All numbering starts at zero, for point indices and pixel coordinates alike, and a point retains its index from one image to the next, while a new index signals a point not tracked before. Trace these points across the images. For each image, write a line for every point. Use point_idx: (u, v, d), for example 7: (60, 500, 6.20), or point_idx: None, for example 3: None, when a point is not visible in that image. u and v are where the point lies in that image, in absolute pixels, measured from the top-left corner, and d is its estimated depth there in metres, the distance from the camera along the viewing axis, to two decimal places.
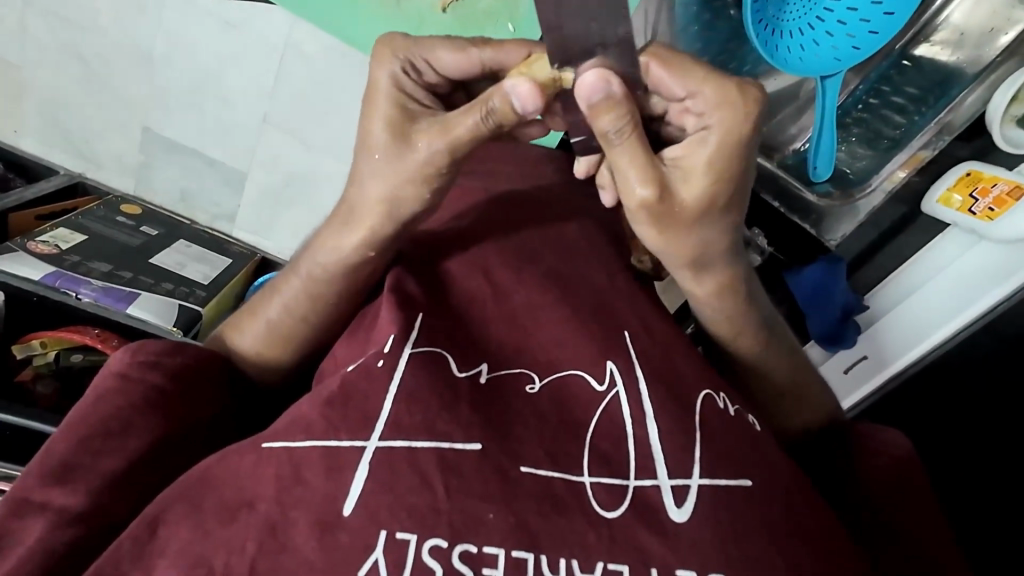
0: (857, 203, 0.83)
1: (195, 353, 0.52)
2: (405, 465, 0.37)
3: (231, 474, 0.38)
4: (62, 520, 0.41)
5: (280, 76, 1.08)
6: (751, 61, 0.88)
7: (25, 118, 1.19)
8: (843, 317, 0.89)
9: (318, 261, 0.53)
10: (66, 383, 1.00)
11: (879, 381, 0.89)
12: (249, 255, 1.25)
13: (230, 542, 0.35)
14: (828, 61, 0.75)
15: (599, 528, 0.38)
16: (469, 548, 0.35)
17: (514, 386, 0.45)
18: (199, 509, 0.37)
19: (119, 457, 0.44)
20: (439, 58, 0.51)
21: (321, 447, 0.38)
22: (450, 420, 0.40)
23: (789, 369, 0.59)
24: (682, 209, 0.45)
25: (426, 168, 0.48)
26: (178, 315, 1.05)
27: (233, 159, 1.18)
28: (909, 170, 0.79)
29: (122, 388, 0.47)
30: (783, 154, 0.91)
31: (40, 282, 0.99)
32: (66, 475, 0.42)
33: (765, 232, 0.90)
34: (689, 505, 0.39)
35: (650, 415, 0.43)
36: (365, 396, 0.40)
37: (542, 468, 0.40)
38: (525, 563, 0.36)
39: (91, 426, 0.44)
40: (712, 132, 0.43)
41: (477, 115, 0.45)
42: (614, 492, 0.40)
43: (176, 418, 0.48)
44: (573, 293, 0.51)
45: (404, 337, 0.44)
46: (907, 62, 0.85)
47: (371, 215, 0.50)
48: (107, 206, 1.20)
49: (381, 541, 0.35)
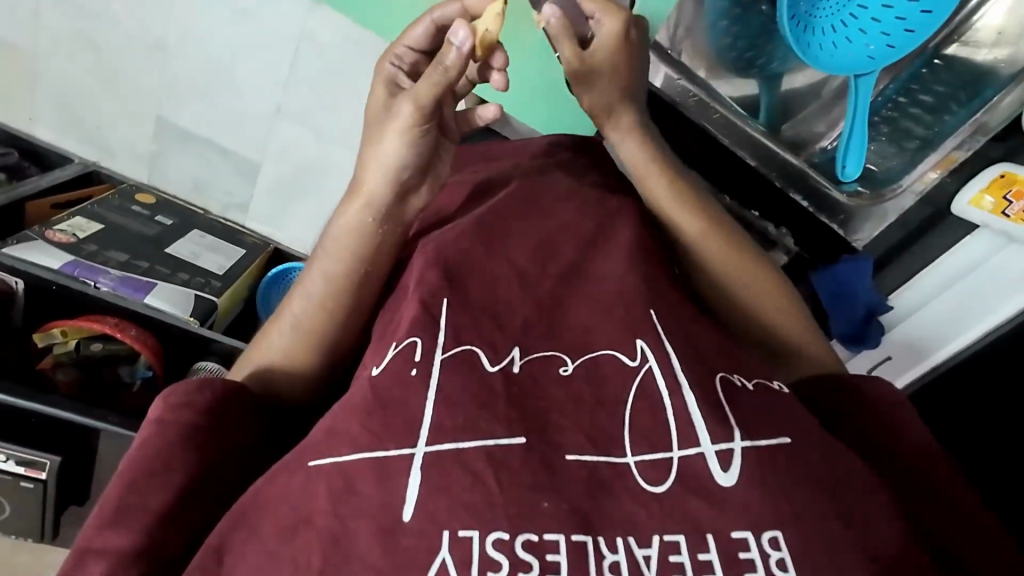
0: (886, 204, 0.82)
1: (223, 387, 0.51)
2: (455, 467, 0.38)
3: (283, 492, 0.39)
4: (122, 561, 0.41)
5: (294, 64, 1.07)
6: (780, 57, 0.86)
7: (37, 106, 1.19)
8: (867, 317, 0.89)
9: (330, 233, 0.56)
10: (87, 371, 1.00)
11: (902, 381, 0.90)
12: (263, 246, 1.25)
13: (295, 559, 0.36)
14: (862, 58, 0.74)
15: (648, 504, 0.38)
16: (531, 537, 0.36)
17: (547, 368, 0.45)
18: (260, 533, 0.38)
19: (163, 494, 0.44)
20: (415, 38, 0.57)
21: (369, 458, 0.38)
22: (492, 418, 0.40)
23: (773, 287, 0.60)
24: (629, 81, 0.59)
25: (407, 124, 0.54)
26: (193, 306, 1.06)
27: (247, 149, 1.18)
28: (940, 171, 0.79)
29: (160, 431, 0.47)
30: (810, 151, 0.92)
31: (59, 271, 0.99)
32: (120, 516, 0.43)
33: (793, 232, 0.90)
34: (736, 468, 0.40)
35: (686, 386, 0.43)
36: (402, 405, 0.41)
37: (587, 453, 0.40)
38: (586, 546, 0.36)
39: (136, 468, 0.45)
40: (637, 27, 0.58)
41: (432, 73, 0.52)
42: (659, 465, 0.40)
43: (213, 449, 0.48)
44: (610, 291, 0.50)
45: (431, 344, 0.44)
46: (938, 62, 0.85)
47: (371, 181, 0.55)
48: (122, 195, 1.20)
49: (446, 542, 0.35)
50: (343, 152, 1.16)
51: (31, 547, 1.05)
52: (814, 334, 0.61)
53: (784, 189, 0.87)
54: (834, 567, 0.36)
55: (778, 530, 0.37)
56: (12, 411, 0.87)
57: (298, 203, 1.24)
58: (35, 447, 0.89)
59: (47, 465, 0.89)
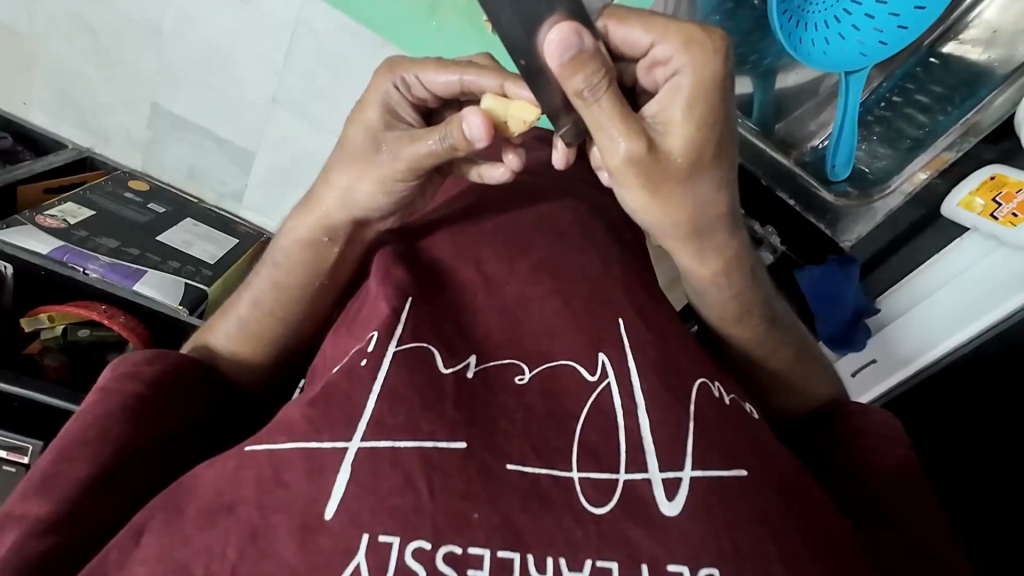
0: (875, 204, 0.82)
1: (176, 360, 0.52)
2: (387, 465, 0.37)
3: (211, 476, 0.39)
4: (39, 529, 0.39)
5: (291, 51, 1.05)
6: (773, 53, 0.86)
7: (34, 90, 1.18)
8: (854, 319, 0.88)
9: (281, 246, 0.56)
10: (74, 357, 1.01)
11: (886, 386, 0.88)
12: (256, 236, 1.25)
13: (209, 548, 0.35)
14: (855, 55, 0.73)
15: (586, 523, 0.37)
16: (455, 550, 0.35)
17: (503, 377, 0.44)
18: (182, 515, 0.37)
19: (89, 466, 0.43)
20: (430, 77, 0.51)
21: (302, 448, 0.38)
22: (433, 419, 0.39)
23: (781, 331, 0.57)
24: (669, 161, 0.44)
25: (387, 173, 0.51)
26: (184, 293, 1.05)
27: (243, 139, 1.17)
28: (930, 171, 0.78)
29: (102, 398, 0.47)
30: (801, 150, 0.90)
31: (47, 256, 0.98)
32: (44, 486, 0.42)
33: (779, 232, 0.89)
34: (681, 498, 0.38)
35: (642, 408, 0.42)
36: (346, 398, 0.40)
37: (529, 463, 0.39)
38: (512, 563, 0.35)
39: (72, 435, 0.45)
40: (683, 73, 0.42)
41: (435, 139, 0.47)
42: (603, 486, 0.39)
43: (150, 424, 0.48)
44: (565, 290, 0.50)
45: (389, 335, 0.44)
46: (934, 60, 0.84)
47: (326, 199, 0.54)
48: (115, 181, 1.19)
49: (364, 545, 0.34)
50: (337, 144, 1.15)
51: None
52: (831, 376, 0.61)
53: (772, 188, 0.86)
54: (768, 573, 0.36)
55: (716, 568, 0.36)
56: None
57: (293, 191, 1.22)
58: (18, 430, 0.89)
59: (29, 450, 0.89)
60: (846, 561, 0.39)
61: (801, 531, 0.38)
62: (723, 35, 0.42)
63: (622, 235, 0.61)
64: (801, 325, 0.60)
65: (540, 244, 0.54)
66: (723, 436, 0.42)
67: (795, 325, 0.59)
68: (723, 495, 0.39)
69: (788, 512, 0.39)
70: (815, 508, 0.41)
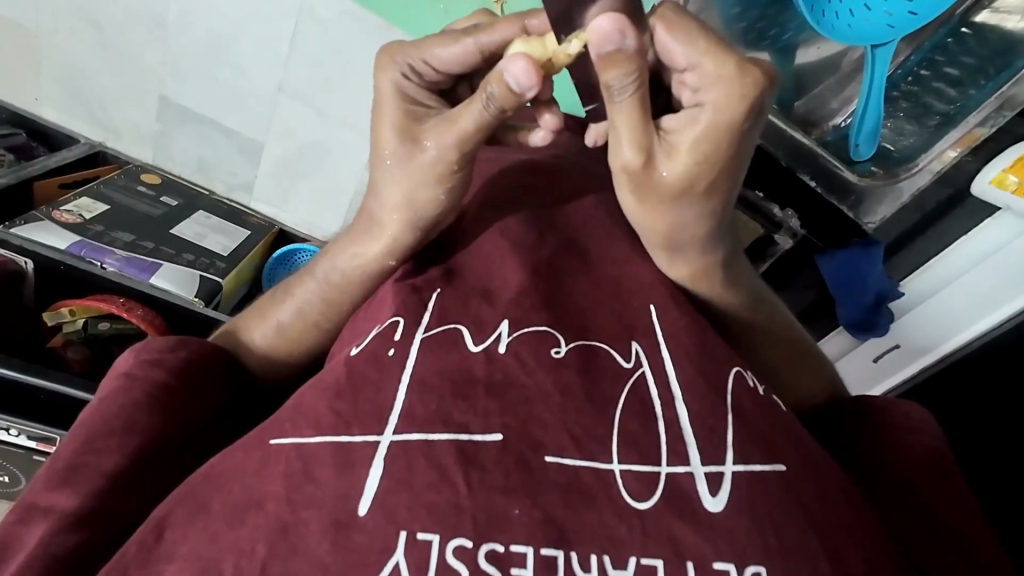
0: (902, 183, 0.78)
1: (199, 348, 0.53)
2: (422, 460, 0.37)
3: (237, 470, 0.39)
4: (63, 525, 0.40)
5: (294, 39, 1.04)
6: (794, 27, 0.82)
7: (43, 85, 1.18)
8: (877, 304, 0.87)
9: (336, 265, 0.56)
10: (97, 349, 1.03)
11: (912, 370, 0.89)
12: (267, 227, 1.26)
13: (239, 545, 0.35)
14: (881, 27, 0.70)
15: (629, 519, 0.37)
16: (496, 548, 0.35)
17: (538, 350, 0.43)
18: (209, 511, 0.38)
19: (115, 458, 0.44)
20: (437, 55, 0.51)
21: (332, 442, 0.38)
22: (467, 411, 0.39)
23: (777, 347, 0.56)
24: (664, 181, 0.46)
25: (438, 166, 0.50)
26: (199, 286, 1.07)
27: (250, 130, 1.17)
28: (961, 149, 0.75)
29: (124, 387, 0.47)
30: (823, 129, 0.87)
31: (65, 251, 1.01)
32: (70, 476, 0.42)
33: (801, 215, 0.86)
34: (725, 493, 0.38)
35: (679, 398, 0.42)
36: (375, 390, 0.41)
37: (567, 456, 0.38)
38: (555, 561, 0.35)
39: (95, 426, 0.45)
40: (705, 109, 0.43)
41: (479, 104, 0.47)
42: (645, 480, 0.38)
43: (175, 416, 0.48)
44: (589, 281, 0.49)
45: (414, 321, 0.45)
46: (966, 30, 0.79)
47: (390, 224, 0.53)
48: (128, 175, 1.21)
49: (402, 543, 0.34)
50: (345, 134, 1.14)
51: None
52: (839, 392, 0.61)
53: (793, 169, 0.82)
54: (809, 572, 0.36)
55: (762, 566, 0.35)
56: (19, 389, 0.89)
57: (305, 182, 1.23)
58: (46, 422, 0.91)
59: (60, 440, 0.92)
60: (882, 552, 0.38)
61: (841, 523, 0.38)
62: (776, 72, 0.43)
63: None
64: (813, 344, 0.59)
65: (563, 230, 0.54)
66: (757, 426, 0.41)
67: (801, 329, 0.59)
68: (760, 485, 0.38)
69: (827, 508, 0.38)
70: (852, 498, 0.40)
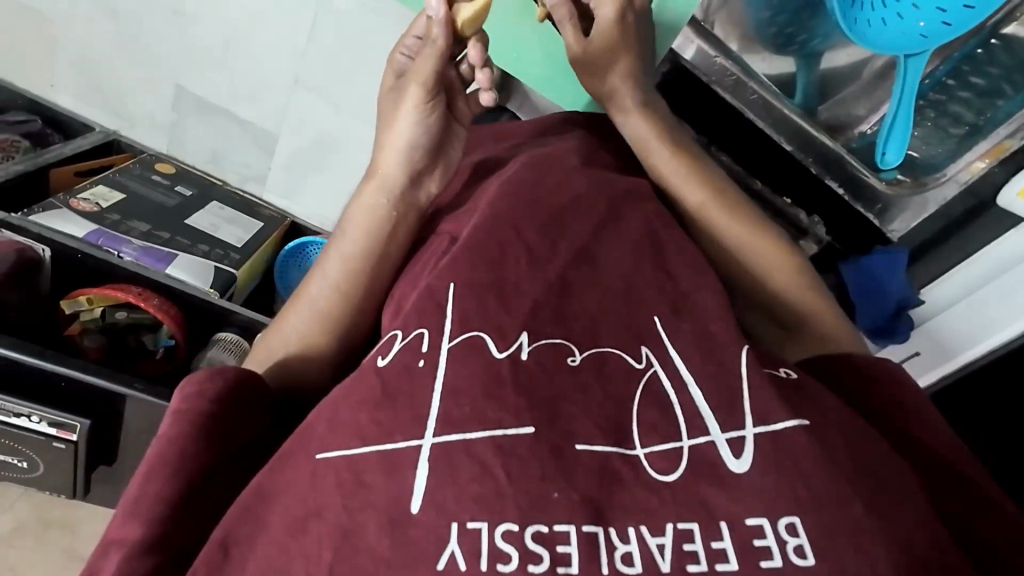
0: (927, 193, 0.80)
1: (237, 374, 0.52)
2: (463, 457, 0.38)
3: (285, 486, 0.41)
4: (137, 551, 0.42)
5: (312, 30, 1.04)
6: (823, 34, 0.83)
7: (59, 72, 1.17)
8: (898, 310, 0.88)
9: (353, 215, 0.60)
10: (112, 337, 1.02)
11: (932, 377, 0.91)
12: (279, 219, 1.26)
13: (306, 551, 0.37)
14: (913, 36, 0.70)
15: (659, 491, 0.38)
16: (541, 529, 0.36)
17: (555, 357, 0.43)
18: (269, 525, 0.39)
19: (173, 485, 0.45)
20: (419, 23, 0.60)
21: (378, 452, 0.39)
22: (498, 407, 0.40)
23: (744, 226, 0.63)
24: (598, 43, 0.64)
25: (412, 105, 0.59)
26: (214, 277, 1.08)
27: (265, 121, 1.17)
28: (990, 160, 0.76)
29: (175, 419, 0.48)
30: (848, 137, 0.88)
31: (83, 240, 1.01)
32: (135, 509, 0.44)
33: (825, 221, 0.88)
34: (747, 454, 0.40)
35: (691, 380, 0.43)
36: (410, 395, 0.41)
37: (597, 442, 0.40)
38: (597, 535, 0.36)
39: (152, 460, 0.46)
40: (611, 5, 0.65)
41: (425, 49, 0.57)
42: (669, 455, 0.40)
43: (224, 437, 0.49)
44: (618, 281, 0.49)
45: (440, 333, 0.44)
46: (994, 41, 0.79)
47: (391, 166, 0.60)
48: (142, 165, 1.20)
49: (454, 533, 0.36)
50: (359, 125, 1.14)
51: (65, 502, 1.11)
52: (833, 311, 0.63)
53: (822, 176, 0.84)
54: (862, 563, 0.35)
55: (796, 517, 0.36)
56: (43, 375, 0.89)
57: (316, 174, 1.22)
58: (63, 410, 0.91)
59: (77, 428, 0.91)
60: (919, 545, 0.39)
61: None
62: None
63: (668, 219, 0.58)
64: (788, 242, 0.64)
65: None
66: (797, 414, 0.42)
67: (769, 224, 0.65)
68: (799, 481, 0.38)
69: None
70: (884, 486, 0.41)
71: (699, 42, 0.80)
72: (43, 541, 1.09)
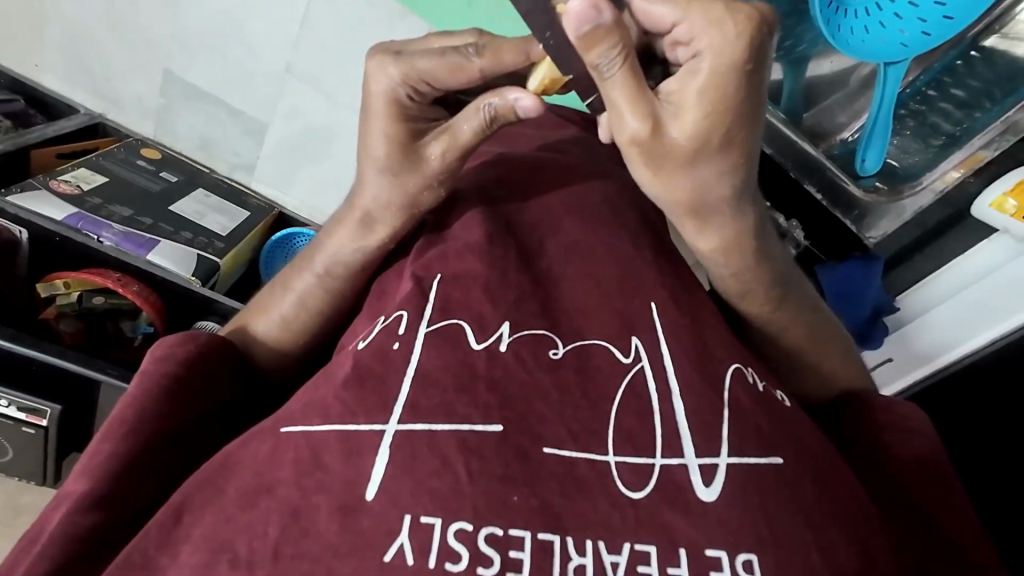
0: (904, 201, 0.81)
1: (209, 341, 0.52)
2: (425, 449, 0.37)
3: (251, 458, 0.40)
4: (82, 505, 0.41)
5: (305, 19, 1.03)
6: (810, 39, 0.84)
7: (47, 51, 1.16)
8: (873, 317, 0.90)
9: (339, 256, 0.55)
10: (89, 323, 1.01)
11: (903, 384, 0.89)
12: (267, 209, 1.24)
13: (252, 527, 0.36)
14: (894, 45, 0.71)
15: (623, 508, 0.37)
16: (495, 532, 0.35)
17: (536, 351, 0.43)
18: (224, 494, 0.39)
19: (126, 441, 0.44)
20: (437, 76, 0.47)
21: (340, 431, 0.39)
22: (468, 403, 0.39)
23: (799, 330, 0.55)
24: (674, 148, 0.42)
25: (435, 176, 0.51)
26: (196, 264, 1.06)
27: (255, 109, 1.15)
28: (964, 170, 0.77)
29: (141, 381, 0.48)
30: (829, 142, 0.88)
31: (61, 223, 0.99)
32: (88, 468, 0.43)
33: (803, 225, 0.88)
34: (718, 484, 0.38)
35: (677, 394, 0.42)
36: (381, 381, 0.41)
37: (565, 448, 0.39)
38: (551, 546, 0.35)
39: (113, 421, 0.45)
40: (704, 56, 0.38)
41: (478, 120, 0.48)
42: (640, 471, 0.39)
43: (184, 404, 0.48)
44: (597, 278, 0.49)
45: (419, 316, 0.45)
46: (975, 53, 0.82)
47: (387, 220, 0.53)
48: (127, 149, 1.19)
49: (406, 526, 0.35)
50: (349, 118, 1.13)
51: (36, 488, 1.09)
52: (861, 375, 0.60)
53: (800, 181, 0.84)
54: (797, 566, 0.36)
55: (754, 554, 0.36)
56: (13, 358, 0.88)
57: (305, 166, 1.21)
58: (35, 394, 0.89)
59: (47, 412, 0.89)
60: (881, 550, 0.39)
61: (836, 528, 0.39)
62: (774, 12, 0.38)
63: (650, 218, 0.58)
64: (823, 308, 0.58)
65: (569, 229, 0.53)
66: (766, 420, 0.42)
67: (816, 305, 0.57)
68: (759, 492, 0.38)
69: (827, 519, 0.38)
70: (841, 492, 0.41)
71: None
72: (10, 527, 1.07)
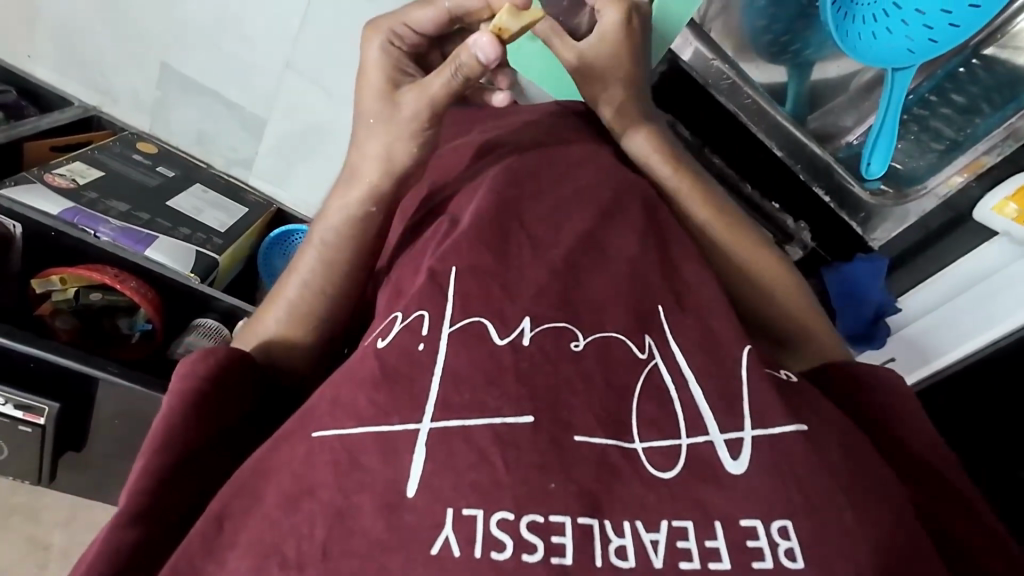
0: (908, 205, 0.83)
1: (227, 354, 0.50)
2: (461, 443, 0.38)
3: (285, 463, 0.40)
4: (123, 520, 0.41)
5: (306, 15, 1.02)
6: (817, 43, 0.85)
7: (38, 41, 1.12)
8: (875, 317, 0.91)
9: (330, 225, 0.56)
10: (85, 321, 0.99)
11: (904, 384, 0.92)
12: (265, 205, 1.24)
13: (298, 530, 0.37)
14: (901, 52, 0.73)
15: (657, 488, 0.38)
16: (537, 519, 0.35)
17: (558, 342, 0.43)
18: (263, 501, 0.39)
19: (160, 458, 0.44)
20: (416, 19, 0.56)
21: (374, 432, 0.39)
22: (498, 395, 0.40)
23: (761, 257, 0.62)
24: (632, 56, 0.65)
25: (414, 126, 0.54)
26: (194, 261, 1.05)
27: (254, 105, 1.14)
28: (967, 175, 0.79)
29: (171, 395, 0.47)
30: (836, 145, 0.90)
31: (57, 217, 0.96)
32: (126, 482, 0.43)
33: (811, 227, 0.92)
34: (745, 457, 0.40)
35: (692, 377, 0.44)
36: (411, 378, 0.41)
37: (596, 435, 0.40)
38: (593, 529, 0.36)
39: (148, 436, 0.45)
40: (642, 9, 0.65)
41: (448, 73, 0.52)
42: (669, 453, 0.40)
43: (211, 418, 0.47)
44: (620, 271, 0.49)
45: (440, 316, 0.44)
46: (975, 62, 0.83)
47: (371, 171, 0.55)
48: (123, 143, 1.17)
49: (450, 519, 0.35)
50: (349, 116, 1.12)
51: (31, 487, 1.07)
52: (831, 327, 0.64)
53: (807, 182, 0.88)
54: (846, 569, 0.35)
55: (788, 520, 0.37)
56: (10, 356, 0.86)
57: (303, 162, 1.20)
58: (32, 392, 0.88)
59: (46, 411, 0.87)
60: None
61: None
62: None
63: None
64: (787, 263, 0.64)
65: None
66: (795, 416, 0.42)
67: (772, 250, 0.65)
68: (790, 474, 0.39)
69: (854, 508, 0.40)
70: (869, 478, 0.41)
71: (697, 44, 0.82)
72: (8, 527, 1.05)
